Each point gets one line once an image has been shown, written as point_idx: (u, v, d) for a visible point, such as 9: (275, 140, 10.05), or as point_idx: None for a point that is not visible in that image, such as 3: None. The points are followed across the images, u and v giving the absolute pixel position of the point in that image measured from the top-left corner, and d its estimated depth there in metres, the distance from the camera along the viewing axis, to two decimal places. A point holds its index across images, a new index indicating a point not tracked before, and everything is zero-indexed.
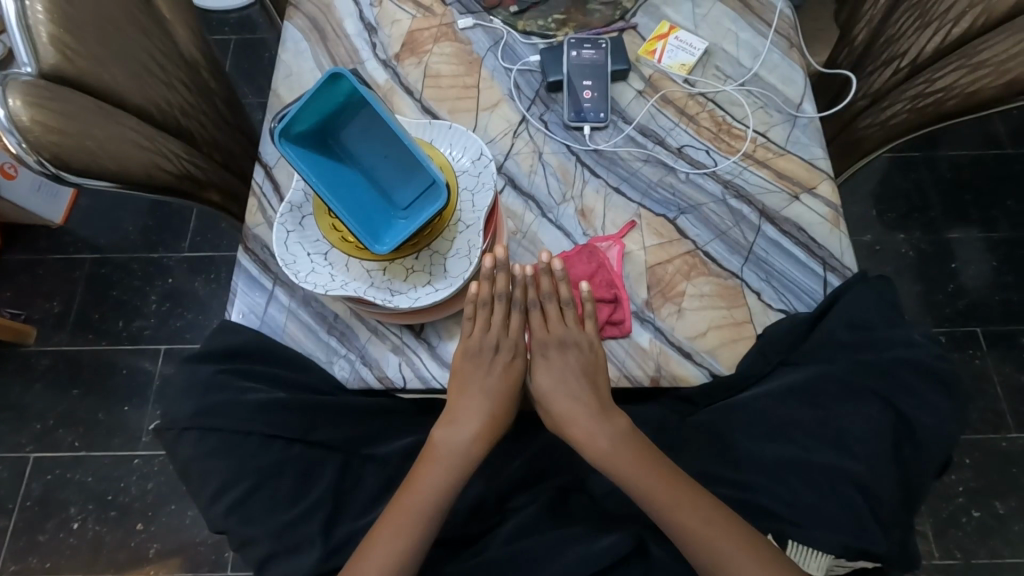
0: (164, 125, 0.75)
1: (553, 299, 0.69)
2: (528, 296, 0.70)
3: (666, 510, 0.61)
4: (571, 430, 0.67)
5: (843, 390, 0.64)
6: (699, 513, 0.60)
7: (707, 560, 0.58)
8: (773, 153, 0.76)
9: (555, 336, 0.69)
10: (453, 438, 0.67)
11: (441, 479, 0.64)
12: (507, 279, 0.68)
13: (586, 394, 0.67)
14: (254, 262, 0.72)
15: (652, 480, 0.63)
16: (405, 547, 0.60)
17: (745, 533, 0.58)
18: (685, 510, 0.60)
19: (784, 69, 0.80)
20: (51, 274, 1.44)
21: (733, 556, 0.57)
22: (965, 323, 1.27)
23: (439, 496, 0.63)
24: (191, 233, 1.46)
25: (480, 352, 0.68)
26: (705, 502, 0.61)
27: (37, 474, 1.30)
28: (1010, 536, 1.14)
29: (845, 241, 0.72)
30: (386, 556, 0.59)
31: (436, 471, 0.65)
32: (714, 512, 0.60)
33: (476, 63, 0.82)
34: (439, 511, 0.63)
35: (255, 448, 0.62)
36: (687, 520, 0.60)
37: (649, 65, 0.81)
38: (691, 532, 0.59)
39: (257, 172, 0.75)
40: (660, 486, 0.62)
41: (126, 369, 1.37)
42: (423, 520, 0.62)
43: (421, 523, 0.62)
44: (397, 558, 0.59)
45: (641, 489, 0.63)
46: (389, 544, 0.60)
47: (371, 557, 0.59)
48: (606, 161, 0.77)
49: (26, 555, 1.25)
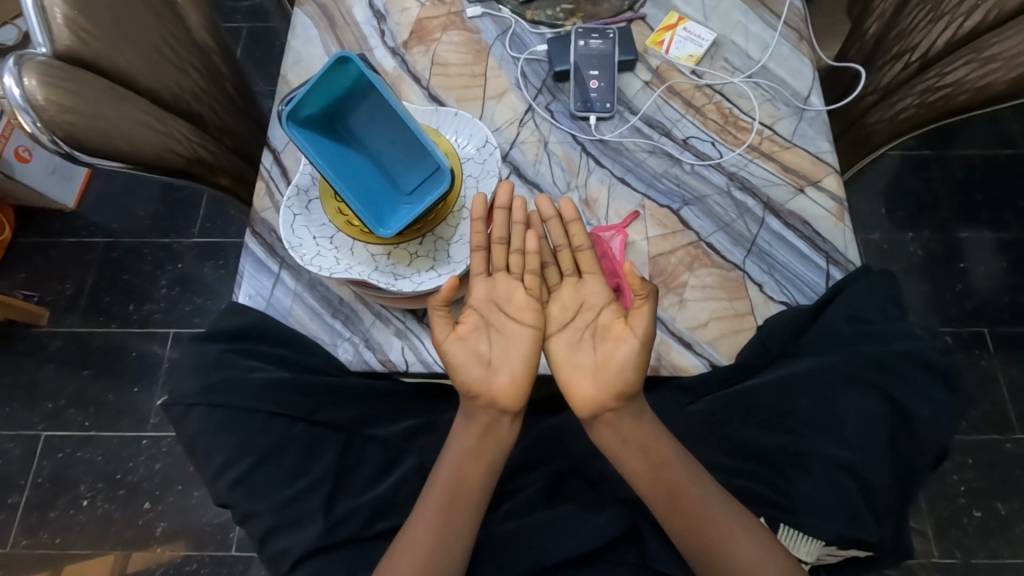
0: (176, 109, 0.76)
1: (568, 255, 0.67)
2: (544, 257, 0.68)
3: (673, 486, 0.61)
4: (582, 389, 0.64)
5: (842, 382, 0.64)
6: (705, 498, 0.60)
7: (712, 550, 0.57)
8: (779, 146, 0.76)
9: (568, 297, 0.67)
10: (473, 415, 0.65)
11: (465, 460, 0.63)
12: (523, 236, 0.67)
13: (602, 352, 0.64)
14: (261, 245, 0.73)
15: (664, 459, 0.62)
16: (441, 531, 0.59)
17: (742, 517, 0.59)
18: (692, 494, 0.60)
19: (793, 62, 0.80)
20: (63, 257, 1.47)
21: (739, 546, 0.57)
22: (973, 323, 1.27)
23: (471, 480, 0.63)
24: (201, 219, 1.48)
25: (492, 311, 0.66)
26: (711, 488, 0.60)
27: (49, 452, 1.33)
28: (1010, 537, 1.14)
29: (849, 235, 0.72)
30: (424, 541, 0.59)
31: (457, 450, 0.64)
32: (720, 500, 0.60)
33: (484, 52, 0.82)
34: (471, 492, 0.62)
35: (260, 426, 0.64)
36: (695, 506, 0.59)
37: (657, 56, 0.81)
38: (699, 519, 0.59)
39: (265, 156, 0.76)
40: (673, 469, 0.61)
41: (135, 351, 1.39)
42: (453, 503, 0.61)
43: (448, 504, 0.61)
44: (433, 543, 0.58)
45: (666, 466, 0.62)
46: (422, 530, 0.59)
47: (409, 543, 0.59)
48: (611, 152, 0.77)
49: (37, 531, 1.28)
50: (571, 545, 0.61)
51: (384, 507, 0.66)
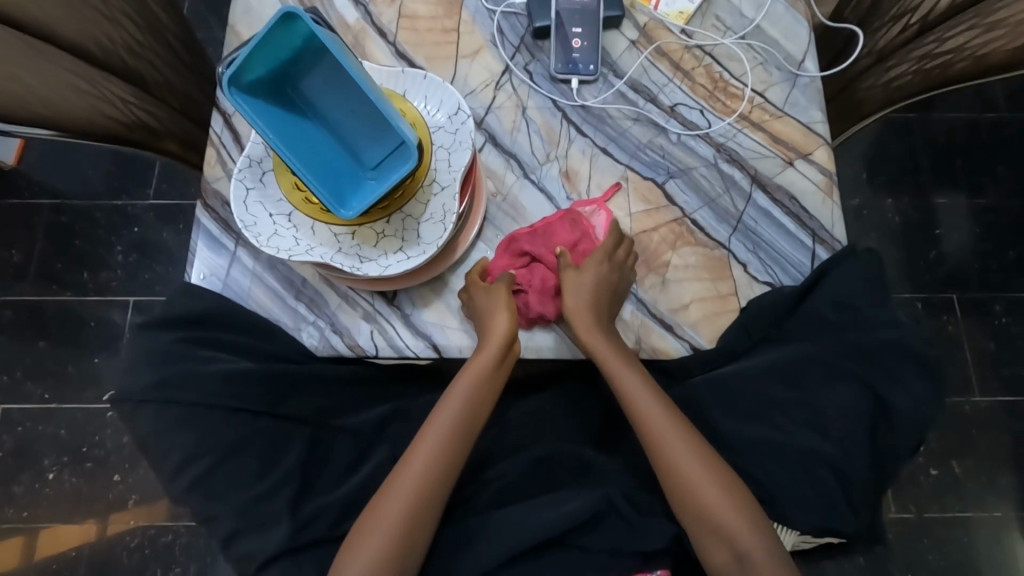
0: (107, 65, 0.67)
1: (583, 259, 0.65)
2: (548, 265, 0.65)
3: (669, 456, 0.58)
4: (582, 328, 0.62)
5: (822, 368, 0.63)
6: (711, 482, 0.57)
7: (693, 512, 0.57)
8: (770, 115, 0.72)
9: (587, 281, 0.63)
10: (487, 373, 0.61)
11: (455, 430, 0.60)
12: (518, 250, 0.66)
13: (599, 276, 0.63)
14: (215, 221, 0.67)
15: (663, 443, 0.59)
16: (418, 507, 0.56)
17: (729, 488, 0.57)
18: (695, 481, 0.57)
19: (788, 22, 0.75)
20: (7, 220, 1.36)
21: (721, 513, 0.56)
22: (944, 290, 1.28)
23: (455, 451, 0.59)
24: (156, 180, 1.38)
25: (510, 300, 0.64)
26: (719, 470, 0.58)
27: (8, 426, 1.28)
28: (964, 494, 1.20)
29: (837, 212, 0.69)
30: (390, 522, 0.55)
31: (451, 415, 0.60)
32: (730, 487, 0.57)
33: (456, 4, 0.75)
34: (450, 471, 0.58)
35: (220, 423, 0.60)
36: (696, 479, 0.57)
37: (645, 12, 0.75)
38: (698, 505, 0.56)
39: (214, 120, 0.69)
40: (677, 455, 0.58)
41: (93, 322, 1.32)
42: (435, 482, 0.58)
43: (430, 485, 0.57)
44: (416, 502, 0.56)
45: (665, 437, 0.59)
46: (399, 502, 0.56)
47: (381, 515, 0.56)
48: (594, 119, 0.72)
49: (3, 505, 1.25)
50: (541, 525, 0.58)
51: (354, 503, 0.62)
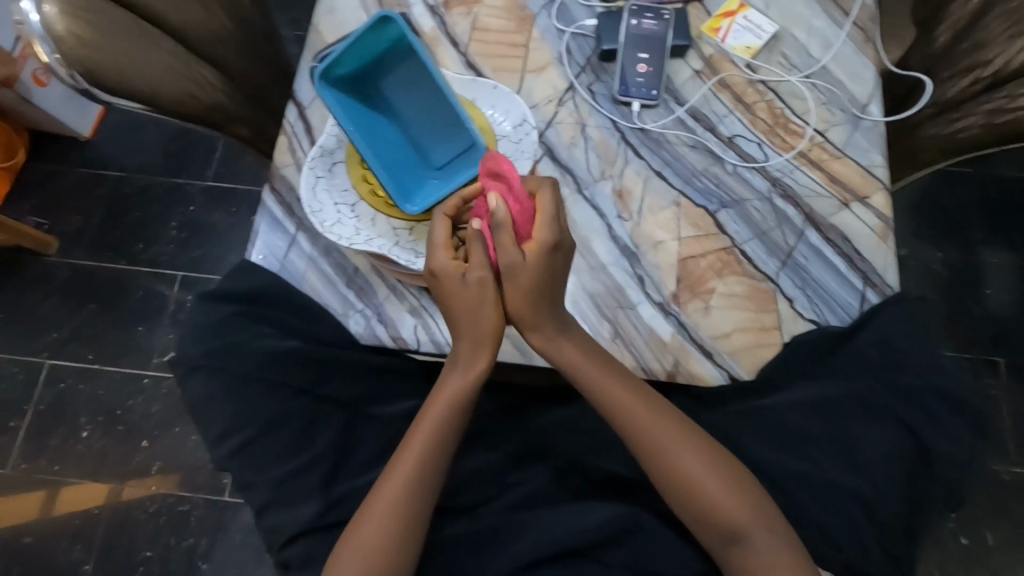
0: (198, 50, 0.72)
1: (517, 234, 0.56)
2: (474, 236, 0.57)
3: (669, 464, 0.57)
4: (536, 332, 0.60)
5: (863, 411, 0.62)
6: (716, 489, 0.56)
7: (702, 515, 0.56)
8: (829, 154, 0.72)
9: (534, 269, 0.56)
10: (466, 377, 0.59)
11: (443, 422, 0.59)
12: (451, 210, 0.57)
13: (545, 263, 0.56)
14: (279, 205, 0.70)
15: (659, 450, 0.58)
16: (414, 499, 0.57)
17: (735, 492, 0.56)
18: (699, 487, 0.56)
19: (855, 65, 0.75)
20: (75, 187, 1.45)
21: (728, 514, 0.55)
22: (989, 351, 1.24)
23: (442, 447, 0.59)
24: (216, 163, 1.45)
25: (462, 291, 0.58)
26: (722, 477, 0.57)
27: (51, 381, 1.34)
28: (994, 567, 1.14)
29: (890, 258, 0.68)
30: (387, 518, 0.56)
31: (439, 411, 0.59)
32: (729, 490, 0.56)
33: (527, 21, 0.78)
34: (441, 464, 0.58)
35: (261, 397, 0.63)
36: (698, 484, 0.56)
37: (711, 44, 0.76)
38: (705, 509, 0.56)
39: (290, 111, 0.73)
40: (672, 460, 0.57)
41: (142, 291, 1.38)
42: (426, 476, 0.57)
43: (421, 481, 0.57)
44: (410, 497, 0.56)
45: (660, 446, 0.58)
46: (393, 497, 0.56)
47: (380, 509, 0.56)
48: (651, 142, 0.73)
49: (36, 456, 1.30)
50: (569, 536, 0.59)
51: None
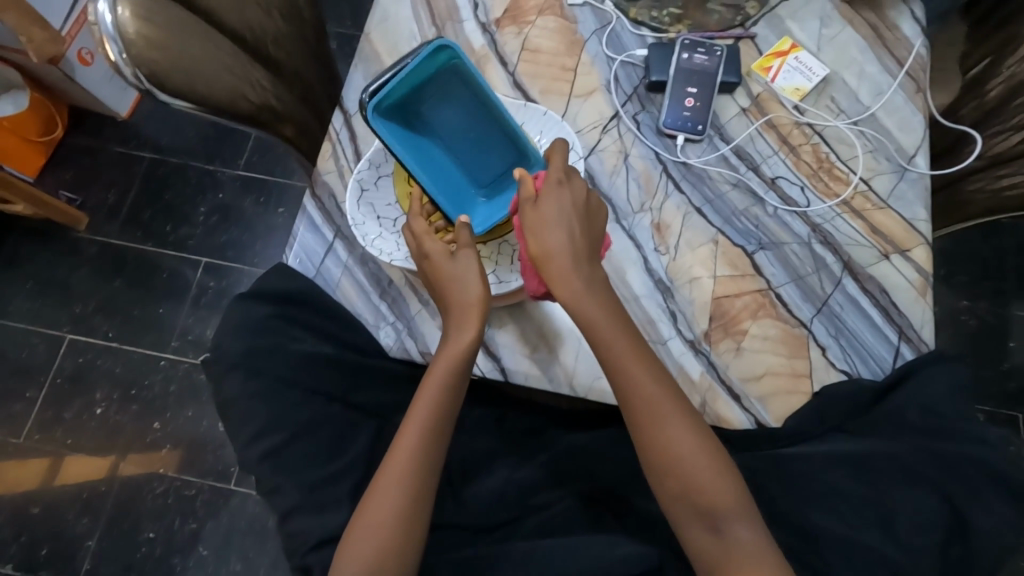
0: (254, 51, 0.73)
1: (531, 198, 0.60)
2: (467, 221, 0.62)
3: (667, 453, 0.57)
4: (555, 272, 0.59)
5: (899, 474, 0.61)
6: (714, 481, 0.56)
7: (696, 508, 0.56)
8: (872, 204, 0.71)
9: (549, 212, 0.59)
10: (456, 348, 0.60)
11: (445, 392, 0.59)
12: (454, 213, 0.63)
13: (558, 202, 0.59)
14: (318, 210, 0.71)
15: (659, 437, 0.57)
16: (418, 469, 0.58)
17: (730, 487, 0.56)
18: (695, 478, 0.56)
19: (905, 115, 0.75)
20: (109, 165, 1.47)
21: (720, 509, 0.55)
22: (1011, 406, 1.22)
23: (443, 416, 0.59)
24: (249, 153, 1.47)
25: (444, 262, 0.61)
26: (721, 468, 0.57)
27: (71, 354, 1.36)
28: None
29: (928, 314, 0.68)
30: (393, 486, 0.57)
31: (442, 380, 0.59)
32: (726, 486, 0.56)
33: (578, 45, 0.78)
34: (443, 433, 0.59)
35: (296, 403, 0.64)
36: (696, 476, 0.56)
37: (760, 82, 0.76)
38: (700, 502, 0.56)
39: (336, 118, 0.73)
40: (673, 450, 0.57)
41: (167, 273, 1.40)
42: (431, 446, 0.59)
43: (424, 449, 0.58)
44: (413, 467, 0.57)
45: (661, 435, 0.57)
46: (398, 465, 0.57)
47: (387, 476, 0.57)
48: (693, 177, 0.73)
49: (50, 427, 1.32)
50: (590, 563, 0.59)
51: None
